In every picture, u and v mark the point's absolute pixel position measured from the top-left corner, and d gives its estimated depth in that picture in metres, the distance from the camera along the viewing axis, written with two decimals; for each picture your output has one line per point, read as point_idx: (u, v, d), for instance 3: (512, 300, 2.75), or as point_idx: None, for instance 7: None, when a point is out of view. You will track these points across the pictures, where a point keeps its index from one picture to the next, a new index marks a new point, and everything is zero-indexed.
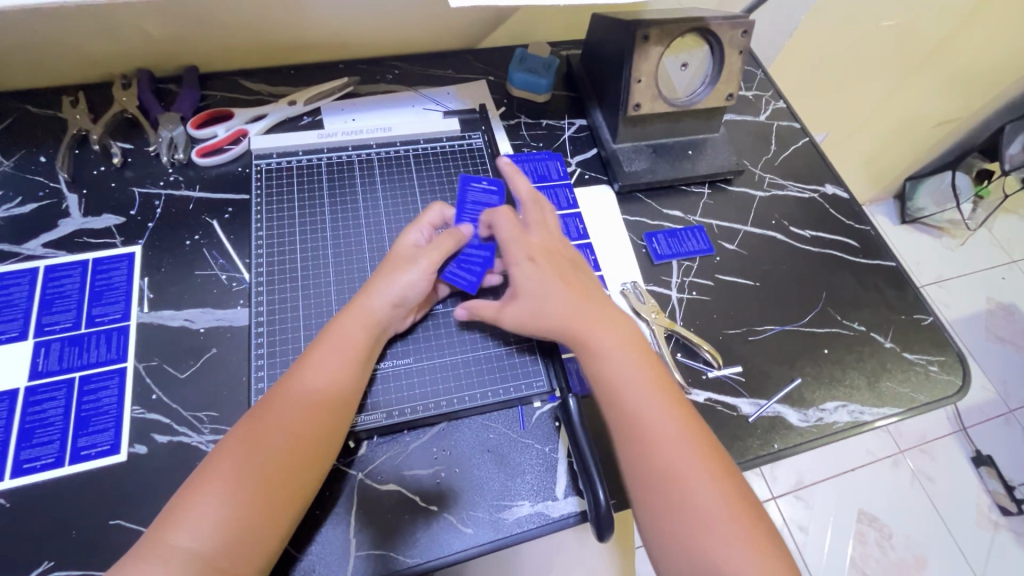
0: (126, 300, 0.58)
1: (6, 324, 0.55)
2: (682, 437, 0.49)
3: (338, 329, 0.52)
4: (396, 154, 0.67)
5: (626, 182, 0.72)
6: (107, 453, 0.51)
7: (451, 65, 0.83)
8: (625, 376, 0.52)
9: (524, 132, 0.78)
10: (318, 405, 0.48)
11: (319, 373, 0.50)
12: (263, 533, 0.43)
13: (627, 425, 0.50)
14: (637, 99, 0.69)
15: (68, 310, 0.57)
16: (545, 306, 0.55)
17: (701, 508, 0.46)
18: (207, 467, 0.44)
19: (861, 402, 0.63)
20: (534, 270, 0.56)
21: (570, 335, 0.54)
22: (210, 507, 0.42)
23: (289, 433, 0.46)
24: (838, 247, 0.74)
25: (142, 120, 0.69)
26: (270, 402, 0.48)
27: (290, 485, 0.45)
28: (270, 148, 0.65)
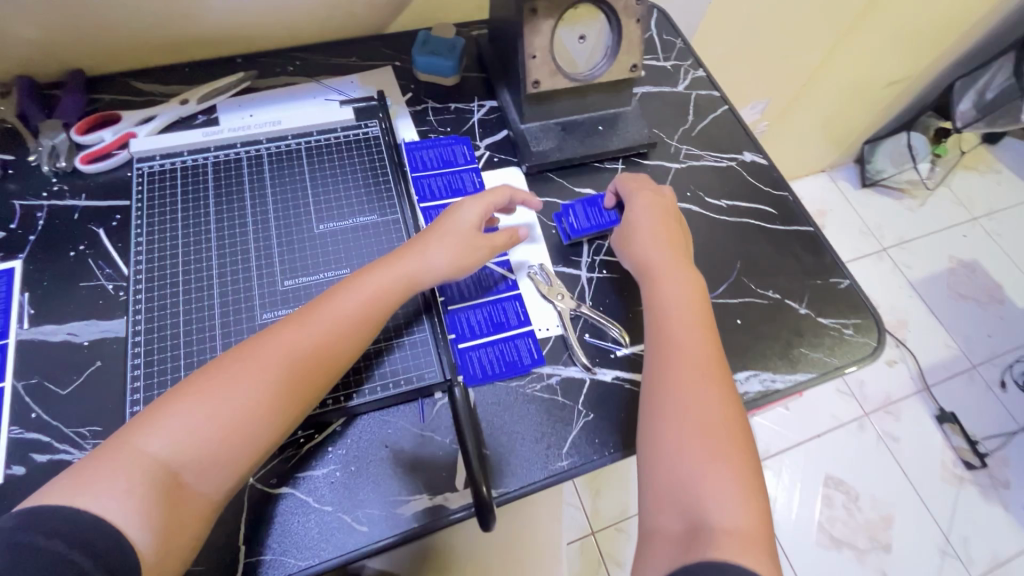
0: (4, 318, 0.56)
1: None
2: (709, 377, 0.51)
3: (362, 285, 0.52)
4: (287, 148, 0.64)
5: (533, 163, 0.71)
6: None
7: (357, 53, 0.80)
8: (677, 303, 0.57)
9: (431, 117, 0.75)
10: (323, 351, 0.48)
11: (331, 319, 0.50)
12: (230, 458, 0.43)
13: (660, 342, 0.54)
14: (535, 75, 0.67)
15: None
16: (638, 235, 0.63)
17: (703, 429, 0.48)
18: (205, 376, 0.45)
19: (773, 370, 0.63)
20: (638, 208, 0.65)
21: (649, 259, 0.61)
22: (192, 421, 0.43)
23: (288, 370, 0.47)
24: (754, 215, 0.73)
25: (21, 129, 0.66)
26: (284, 326, 0.49)
27: (276, 414, 0.46)
28: (152, 151, 0.62)
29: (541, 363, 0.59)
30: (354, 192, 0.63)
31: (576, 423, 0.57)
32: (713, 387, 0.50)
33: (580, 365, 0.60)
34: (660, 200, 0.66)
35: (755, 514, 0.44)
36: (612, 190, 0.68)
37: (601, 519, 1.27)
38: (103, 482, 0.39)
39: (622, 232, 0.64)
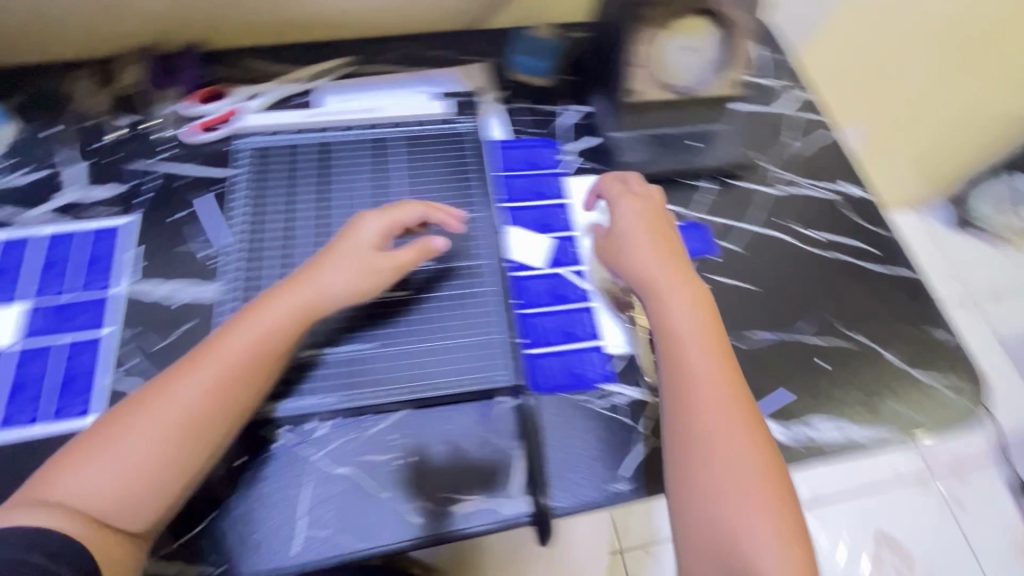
0: (112, 270, 0.61)
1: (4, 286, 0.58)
2: (731, 412, 0.48)
3: (269, 310, 0.50)
4: (380, 135, 0.65)
5: (621, 172, 0.70)
6: (79, 417, 0.53)
7: (453, 45, 0.81)
8: (684, 327, 0.52)
9: (520, 117, 0.75)
10: (224, 373, 0.47)
11: (234, 344, 0.48)
12: (142, 488, 0.44)
13: (676, 376, 0.50)
14: (634, 85, 0.66)
15: (59, 277, 0.60)
16: (635, 248, 0.57)
17: (729, 471, 0.46)
18: (114, 417, 0.46)
19: (854, 421, 0.59)
20: (630, 215, 0.60)
21: (643, 273, 0.55)
22: (100, 465, 0.44)
23: (189, 401, 0.46)
24: (849, 252, 0.69)
25: (144, 96, 0.71)
26: (185, 362, 0.48)
27: (187, 441, 0.45)
28: (258, 128, 0.65)
29: (608, 380, 0.58)
30: (440, 187, 0.63)
31: (639, 447, 0.55)
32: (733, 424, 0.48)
33: (648, 388, 0.58)
34: (640, 202, 0.61)
35: (796, 565, 0.44)
36: (595, 191, 0.65)
37: (630, 540, 1.24)
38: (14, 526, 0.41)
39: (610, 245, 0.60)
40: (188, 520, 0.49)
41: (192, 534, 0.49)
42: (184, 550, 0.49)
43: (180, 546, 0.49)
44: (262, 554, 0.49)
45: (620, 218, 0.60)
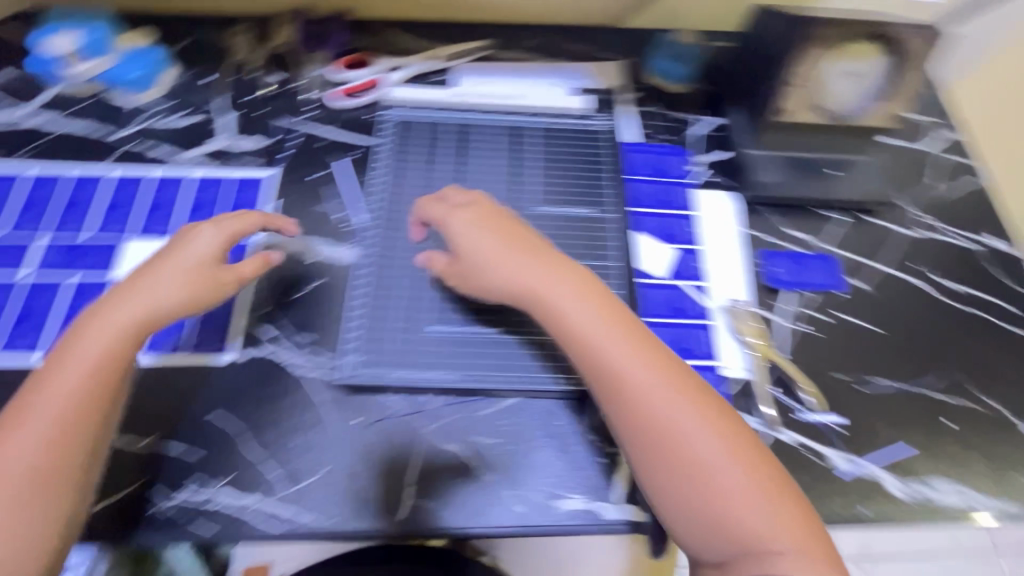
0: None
1: (158, 221, 0.62)
2: (667, 389, 0.46)
3: (70, 325, 0.47)
4: (519, 124, 0.66)
5: (753, 192, 0.68)
6: (216, 352, 0.56)
7: (590, 41, 0.80)
8: (598, 330, 0.48)
9: (652, 122, 0.74)
10: (69, 405, 0.44)
11: (67, 376, 0.44)
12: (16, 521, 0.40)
13: (626, 404, 0.46)
14: (786, 104, 0.64)
15: (206, 218, 0.63)
16: (492, 273, 0.52)
17: (724, 484, 0.43)
18: None
19: (980, 490, 0.55)
20: (453, 230, 0.55)
21: (507, 279, 0.51)
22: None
23: (49, 432, 0.42)
24: (989, 310, 0.64)
25: (296, 55, 0.73)
26: (38, 380, 0.45)
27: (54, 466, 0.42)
28: (404, 101, 0.68)
29: None
30: (572, 182, 0.63)
31: None
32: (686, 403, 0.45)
33: (762, 418, 0.56)
34: (476, 209, 0.56)
35: (793, 536, 0.42)
36: (417, 219, 0.58)
37: None
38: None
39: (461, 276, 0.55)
40: (305, 468, 0.52)
41: (307, 481, 0.51)
42: (296, 496, 0.51)
43: (294, 491, 0.51)
44: (370, 513, 0.50)
45: (454, 238, 0.54)
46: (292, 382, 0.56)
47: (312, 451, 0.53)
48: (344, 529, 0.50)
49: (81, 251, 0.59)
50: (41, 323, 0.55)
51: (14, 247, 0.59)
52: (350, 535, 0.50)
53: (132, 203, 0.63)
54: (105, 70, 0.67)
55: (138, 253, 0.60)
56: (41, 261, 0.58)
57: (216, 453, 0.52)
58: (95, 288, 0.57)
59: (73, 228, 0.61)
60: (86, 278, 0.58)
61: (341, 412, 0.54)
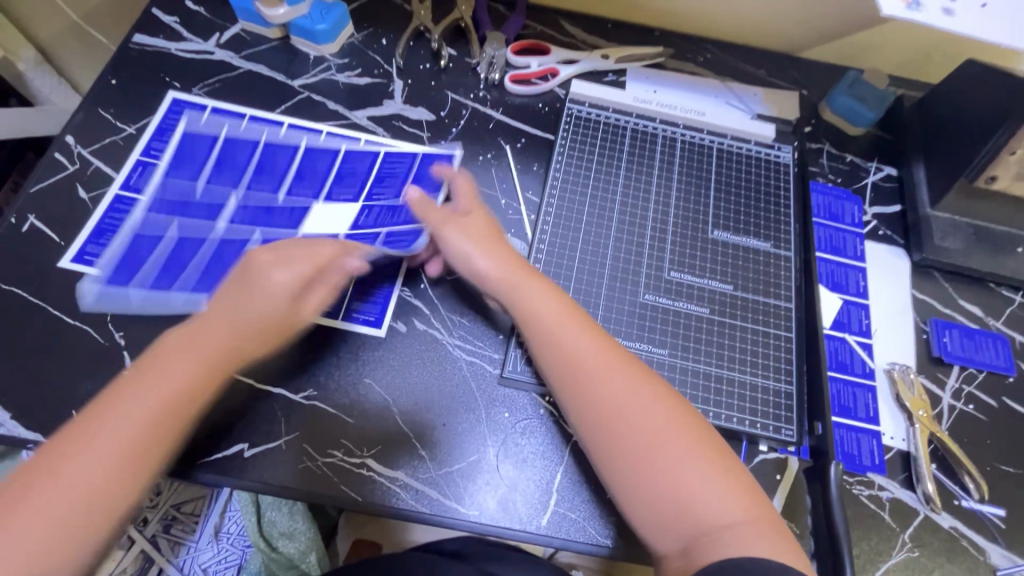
0: (436, 183, 0.61)
1: (348, 190, 0.60)
2: (619, 368, 0.47)
3: (159, 352, 0.45)
4: (701, 141, 0.64)
5: (930, 255, 0.63)
6: (371, 325, 0.56)
7: (766, 66, 0.77)
8: (547, 311, 0.50)
9: (824, 161, 0.70)
10: (131, 438, 0.42)
11: (122, 426, 0.42)
12: (62, 555, 0.39)
13: (584, 391, 0.47)
14: (994, 171, 0.59)
15: (392, 188, 0.61)
16: (474, 248, 0.54)
17: (683, 466, 0.43)
18: (30, 478, 0.40)
19: None
20: (463, 204, 0.56)
21: (492, 271, 0.52)
22: (11, 545, 0.38)
23: (115, 457, 0.41)
24: None
25: (473, 31, 0.72)
26: (105, 403, 0.43)
27: (109, 498, 0.41)
28: (586, 96, 0.65)
29: (879, 470, 0.54)
30: (749, 212, 0.60)
31: (897, 554, 0.51)
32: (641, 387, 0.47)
33: (919, 495, 0.53)
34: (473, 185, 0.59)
35: (762, 528, 0.42)
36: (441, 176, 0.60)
37: None
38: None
39: (452, 231, 0.54)
40: (452, 452, 0.52)
41: (453, 465, 0.51)
42: (440, 479, 0.51)
43: (439, 474, 0.51)
44: (511, 511, 0.50)
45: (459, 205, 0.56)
46: (448, 363, 0.55)
47: (459, 437, 0.52)
48: (486, 522, 0.50)
49: (273, 213, 0.58)
50: (212, 280, 0.54)
51: (209, 201, 0.58)
52: (492, 529, 0.49)
53: (323, 172, 0.61)
54: (296, 19, 0.67)
55: None
56: (234, 215, 0.57)
57: (368, 422, 0.52)
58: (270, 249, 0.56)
59: (264, 188, 0.59)
60: None
61: (491, 403, 0.54)
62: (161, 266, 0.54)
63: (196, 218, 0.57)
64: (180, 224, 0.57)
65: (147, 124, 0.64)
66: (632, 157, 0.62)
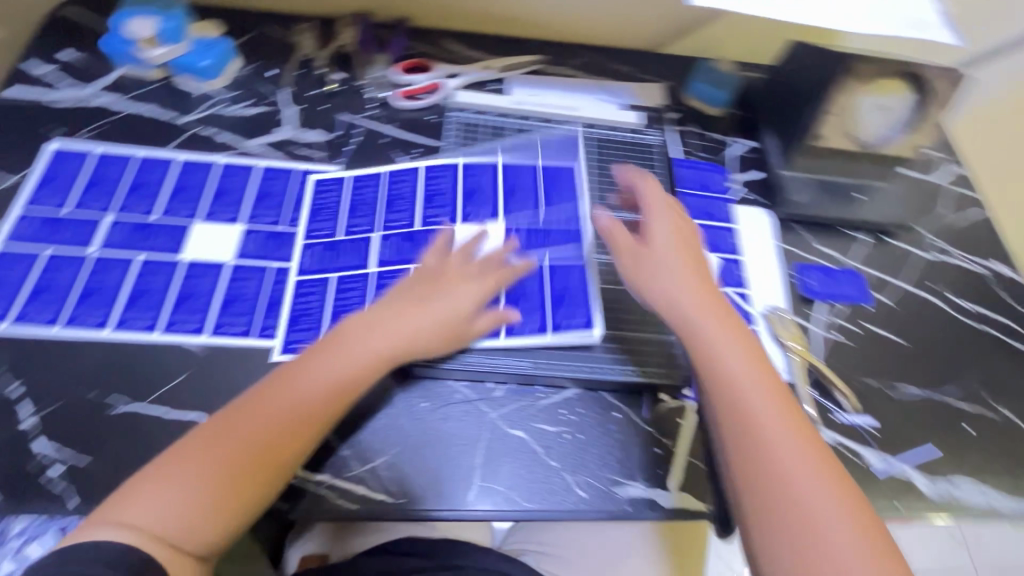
0: (575, 197, 0.66)
1: (481, 207, 0.65)
2: (784, 417, 0.48)
3: (342, 334, 0.53)
4: (575, 135, 0.71)
5: (787, 209, 0.73)
6: (539, 332, 0.58)
7: (633, 62, 0.85)
8: (732, 361, 0.51)
9: (692, 140, 0.79)
10: (304, 411, 0.49)
11: (314, 383, 0.50)
12: (238, 485, 0.46)
13: (772, 432, 0.48)
14: (823, 130, 0.70)
15: (528, 202, 0.65)
16: (663, 275, 0.56)
17: (814, 508, 0.44)
18: (236, 411, 0.49)
19: (998, 490, 0.59)
20: (665, 228, 0.59)
21: (694, 301, 0.54)
22: (213, 460, 0.46)
23: (298, 407, 0.49)
24: (1000, 328, 0.70)
25: (357, 55, 0.76)
26: (305, 360, 0.52)
27: (283, 449, 0.48)
28: (468, 104, 0.73)
29: None
30: (624, 192, 0.68)
31: None
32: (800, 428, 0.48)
33: None
34: (680, 225, 0.60)
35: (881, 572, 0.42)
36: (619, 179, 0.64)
37: None
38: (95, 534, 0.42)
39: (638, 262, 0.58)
40: (377, 447, 0.54)
41: (378, 460, 0.53)
42: (368, 476, 0.52)
43: (364, 470, 0.53)
44: (439, 493, 0.52)
45: (654, 237, 0.58)
46: None
47: (382, 432, 0.54)
48: (418, 509, 0.51)
49: (417, 241, 0.62)
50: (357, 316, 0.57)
51: (357, 244, 0.62)
52: (425, 514, 0.51)
53: (410, 195, 0.65)
54: (177, 58, 0.69)
55: (206, 238, 0.61)
56: (385, 253, 0.61)
57: None
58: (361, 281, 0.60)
59: (365, 224, 0.63)
60: (155, 256, 0.59)
61: (410, 395, 0.56)
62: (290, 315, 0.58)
63: (352, 264, 0.61)
64: (337, 271, 0.60)
65: (30, 174, 0.63)
66: (516, 154, 0.69)
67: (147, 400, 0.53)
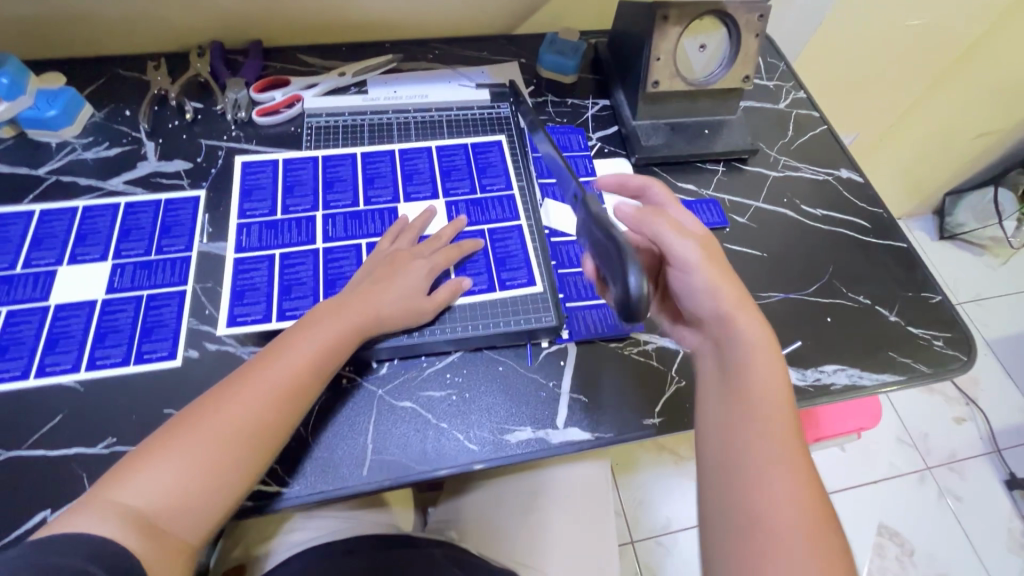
0: (504, 175, 0.74)
1: (422, 187, 0.72)
2: (775, 393, 0.48)
3: (320, 311, 0.56)
4: (431, 118, 0.77)
5: (642, 155, 0.77)
6: (487, 291, 0.64)
7: (487, 47, 0.89)
8: (742, 337, 0.51)
9: (550, 109, 0.83)
10: (289, 390, 0.51)
11: (299, 355, 0.53)
12: (233, 460, 0.48)
13: (754, 395, 0.48)
14: (655, 76, 0.74)
15: (463, 179, 0.73)
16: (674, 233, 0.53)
17: (767, 472, 0.44)
18: (225, 389, 0.50)
19: (860, 367, 0.65)
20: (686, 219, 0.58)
21: (705, 286, 0.52)
22: (205, 435, 0.47)
23: (286, 381, 0.51)
24: (849, 227, 0.76)
25: (212, 83, 0.78)
26: (291, 337, 0.54)
27: (275, 421, 0.50)
28: (321, 109, 0.77)
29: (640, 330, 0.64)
30: (482, 159, 0.74)
31: (670, 388, 0.61)
32: (786, 436, 0.46)
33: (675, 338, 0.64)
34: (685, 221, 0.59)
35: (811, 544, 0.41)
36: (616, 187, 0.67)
37: (642, 529, 1.25)
38: (85, 525, 0.42)
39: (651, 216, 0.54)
40: None
41: None
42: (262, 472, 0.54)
43: None
44: (336, 474, 0.54)
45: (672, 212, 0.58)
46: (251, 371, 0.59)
47: None
48: (314, 492, 0.53)
49: (362, 219, 0.68)
50: (311, 287, 0.63)
51: (298, 222, 0.68)
52: (324, 495, 0.53)
53: (350, 178, 0.72)
54: (20, 112, 0.69)
55: (74, 280, 0.62)
56: (328, 229, 0.67)
57: None
58: (259, 263, 0.64)
59: (306, 205, 0.69)
60: (21, 306, 0.60)
61: None
62: (233, 290, 0.63)
63: (294, 239, 0.66)
64: (280, 247, 0.66)
65: None
66: (378, 143, 0.75)
67: (26, 445, 0.53)
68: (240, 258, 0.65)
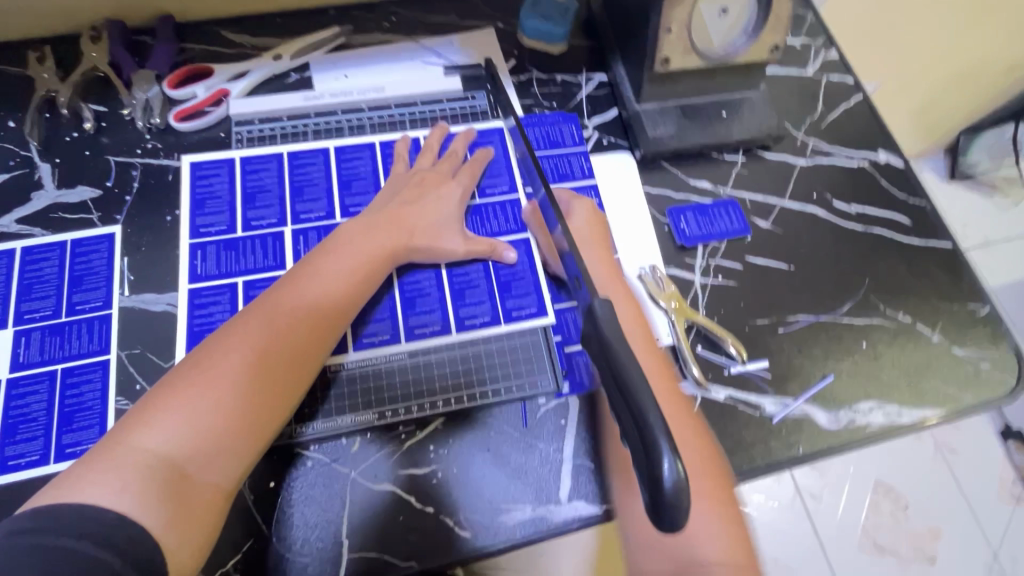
0: (508, 174, 0.64)
1: None
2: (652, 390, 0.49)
3: (340, 238, 0.53)
4: (390, 118, 0.65)
5: (648, 150, 0.64)
6: (491, 324, 0.56)
7: (456, 9, 0.73)
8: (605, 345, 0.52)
9: (536, 90, 0.69)
10: (323, 313, 0.49)
11: (328, 279, 0.50)
12: (272, 391, 0.44)
13: None
14: (665, 52, 0.60)
15: None
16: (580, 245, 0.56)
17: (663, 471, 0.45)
18: (245, 319, 0.46)
19: (898, 403, 0.57)
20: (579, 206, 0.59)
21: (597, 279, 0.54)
22: (236, 362, 0.43)
23: (319, 306, 0.49)
24: (887, 225, 0.66)
25: (114, 78, 0.63)
26: (314, 260, 0.51)
27: (310, 350, 0.47)
28: (252, 114, 0.63)
29: None
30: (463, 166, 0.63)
31: None
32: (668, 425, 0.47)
33: (690, 380, 0.56)
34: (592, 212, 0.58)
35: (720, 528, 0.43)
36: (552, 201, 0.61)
37: None
38: (89, 490, 0.36)
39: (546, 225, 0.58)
40: (226, 547, 0.47)
41: (231, 561, 0.47)
42: None
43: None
44: None
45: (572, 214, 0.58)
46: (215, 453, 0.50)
47: (228, 531, 0.47)
48: None
49: None
50: None
51: (245, 253, 0.57)
52: None
53: (323, 182, 0.61)
54: None
55: None
56: (300, 249, 0.57)
57: None
58: (220, 294, 0.55)
59: (272, 219, 0.58)
60: None
61: (255, 481, 0.49)
62: (189, 332, 0.53)
63: (258, 263, 0.56)
64: (243, 273, 0.56)
65: None
66: (331, 155, 0.62)
67: None
68: (195, 291, 0.55)
